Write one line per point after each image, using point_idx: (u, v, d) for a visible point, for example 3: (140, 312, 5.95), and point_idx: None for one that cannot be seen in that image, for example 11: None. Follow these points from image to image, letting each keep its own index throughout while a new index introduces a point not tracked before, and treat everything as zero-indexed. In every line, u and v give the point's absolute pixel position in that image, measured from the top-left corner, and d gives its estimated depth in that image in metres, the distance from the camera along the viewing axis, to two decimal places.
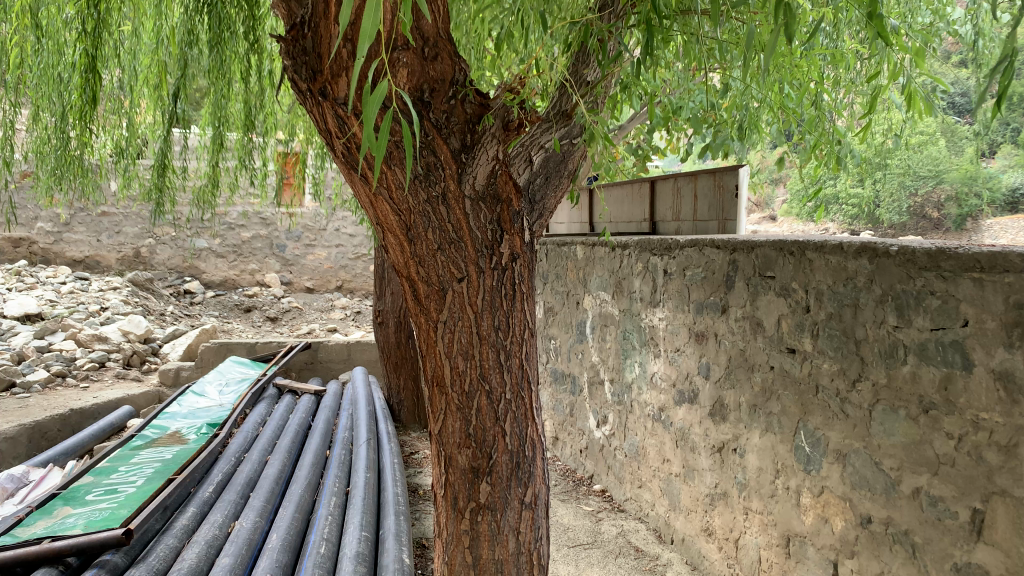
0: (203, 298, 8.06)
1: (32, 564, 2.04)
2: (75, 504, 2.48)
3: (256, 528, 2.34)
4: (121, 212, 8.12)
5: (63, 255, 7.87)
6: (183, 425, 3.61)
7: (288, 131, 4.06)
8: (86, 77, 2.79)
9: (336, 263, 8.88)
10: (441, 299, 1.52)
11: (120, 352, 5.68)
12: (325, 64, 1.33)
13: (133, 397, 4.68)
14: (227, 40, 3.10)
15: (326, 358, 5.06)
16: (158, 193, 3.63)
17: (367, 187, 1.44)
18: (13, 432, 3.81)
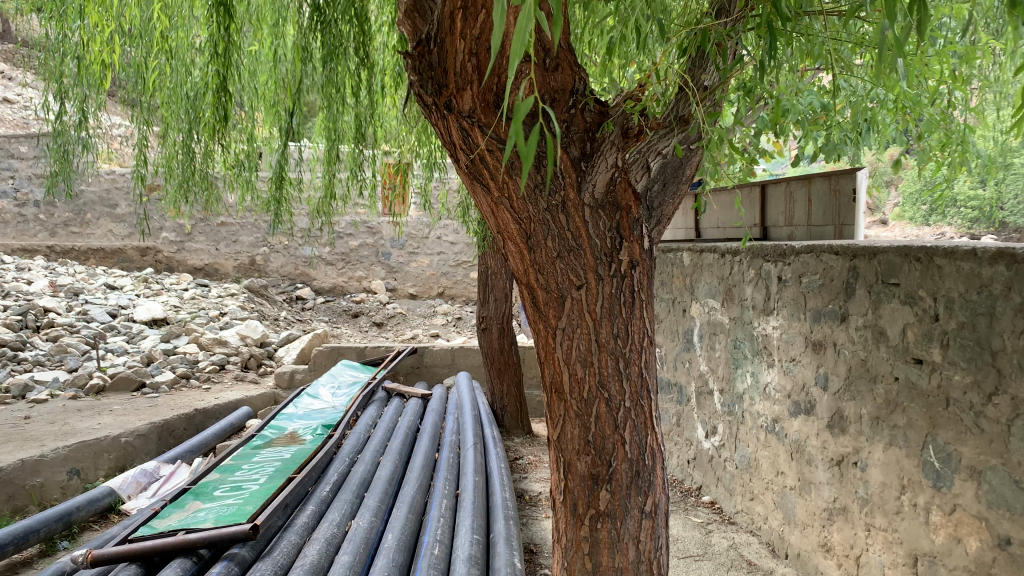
0: (313, 304, 8.39)
1: (169, 554, 2.16)
2: (205, 499, 2.62)
3: (372, 528, 2.41)
4: (238, 222, 8.65)
5: (185, 263, 8.62)
6: (299, 426, 3.76)
7: (395, 143, 4.21)
8: (218, 96, 2.99)
9: (438, 270, 8.85)
10: (559, 306, 1.53)
11: (239, 355, 5.94)
12: (450, 79, 1.38)
13: (250, 398, 4.94)
14: (340, 56, 3.24)
15: (431, 363, 5.16)
16: (277, 204, 3.82)
17: (489, 197, 1.48)
18: (146, 429, 4.05)
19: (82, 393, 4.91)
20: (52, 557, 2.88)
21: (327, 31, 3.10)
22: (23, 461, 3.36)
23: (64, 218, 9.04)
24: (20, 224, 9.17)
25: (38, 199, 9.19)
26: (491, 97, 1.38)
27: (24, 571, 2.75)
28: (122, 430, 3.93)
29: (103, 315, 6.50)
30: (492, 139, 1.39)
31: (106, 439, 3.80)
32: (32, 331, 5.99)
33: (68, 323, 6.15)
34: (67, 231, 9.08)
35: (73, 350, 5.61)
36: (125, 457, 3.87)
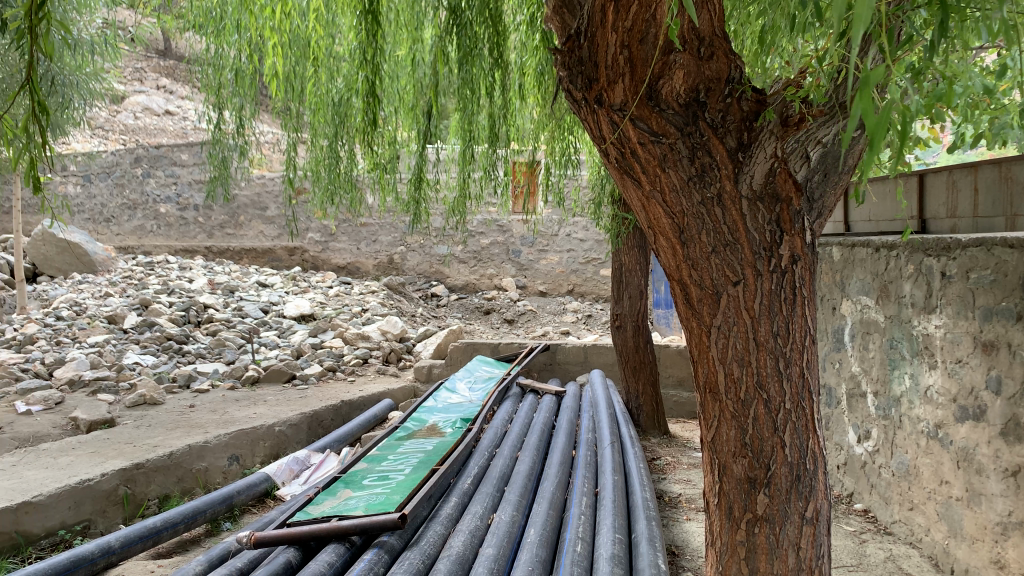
0: (447, 301, 8.57)
1: (324, 539, 2.26)
2: (355, 487, 2.72)
3: (514, 522, 2.44)
4: (376, 223, 9.02)
5: (329, 262, 9.12)
6: (439, 419, 3.84)
7: (527, 142, 4.23)
8: (368, 101, 3.16)
9: (568, 267, 8.74)
10: (715, 303, 1.50)
11: (380, 350, 6.14)
12: (602, 73, 1.43)
13: (392, 392, 5.12)
14: (476, 57, 3.29)
15: (565, 360, 5.15)
16: (416, 204, 3.93)
17: (640, 191, 1.50)
18: (297, 419, 4.27)
19: (239, 384, 5.24)
20: (217, 537, 3.09)
21: (463, 33, 3.19)
22: (190, 446, 3.61)
23: (220, 220, 9.76)
24: (183, 227, 10.05)
25: (197, 204, 9.96)
26: (644, 90, 1.41)
27: (193, 549, 2.97)
28: (276, 419, 4.17)
29: (256, 311, 6.92)
30: (645, 132, 1.42)
31: (262, 428, 4.04)
32: (195, 326, 6.51)
33: (226, 318, 6.60)
34: (223, 233, 9.80)
35: (230, 344, 6.01)
36: (279, 445, 4.10)
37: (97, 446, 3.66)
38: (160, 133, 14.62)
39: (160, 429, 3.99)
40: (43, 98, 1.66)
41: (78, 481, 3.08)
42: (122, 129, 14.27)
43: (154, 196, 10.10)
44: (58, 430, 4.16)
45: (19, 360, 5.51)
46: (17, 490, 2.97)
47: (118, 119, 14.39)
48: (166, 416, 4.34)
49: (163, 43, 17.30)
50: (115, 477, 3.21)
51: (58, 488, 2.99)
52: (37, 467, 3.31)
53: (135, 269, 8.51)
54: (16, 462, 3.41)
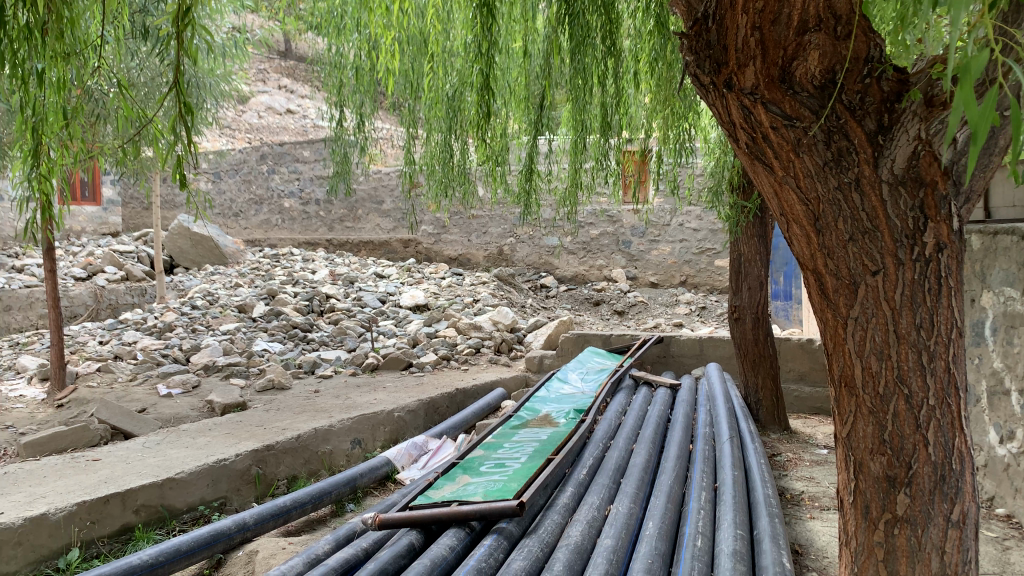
0: (557, 292, 8.57)
1: (445, 523, 2.32)
2: (472, 473, 2.77)
3: (632, 514, 2.42)
4: (487, 215, 9.15)
5: (442, 253, 9.42)
6: (552, 409, 3.86)
7: (639, 130, 4.17)
8: (483, 94, 3.21)
9: (680, 258, 8.40)
10: (852, 293, 1.47)
11: (491, 340, 6.17)
12: (733, 57, 1.44)
13: (504, 381, 5.17)
14: (588, 45, 3.28)
15: (679, 353, 5.06)
16: (527, 195, 3.96)
17: (773, 177, 1.50)
18: (415, 405, 4.39)
19: (360, 370, 5.43)
20: (341, 517, 3.22)
21: (576, 23, 3.17)
22: (316, 429, 3.78)
23: (340, 214, 10.16)
24: (305, 220, 10.51)
25: (318, 198, 10.38)
26: (776, 73, 1.40)
27: (320, 528, 3.11)
28: (395, 405, 4.29)
29: (373, 301, 7.15)
30: (778, 116, 1.41)
31: (382, 413, 4.17)
32: (317, 315, 6.81)
33: (346, 308, 6.86)
34: (342, 226, 10.18)
35: (350, 332, 6.24)
36: (398, 431, 4.23)
37: (231, 427, 3.89)
38: (281, 131, 15.31)
39: (287, 413, 4.19)
40: (187, 98, 1.78)
41: (215, 460, 3.27)
42: (247, 129, 15.04)
43: (278, 191, 10.62)
44: (196, 412, 4.45)
45: (161, 347, 5.92)
46: (162, 467, 3.19)
47: (244, 118, 15.15)
48: (293, 400, 4.56)
49: (284, 45, 18.09)
50: (248, 457, 3.40)
51: (197, 466, 3.19)
52: (178, 446, 3.55)
53: (262, 261, 8.97)
54: (160, 441, 3.66)
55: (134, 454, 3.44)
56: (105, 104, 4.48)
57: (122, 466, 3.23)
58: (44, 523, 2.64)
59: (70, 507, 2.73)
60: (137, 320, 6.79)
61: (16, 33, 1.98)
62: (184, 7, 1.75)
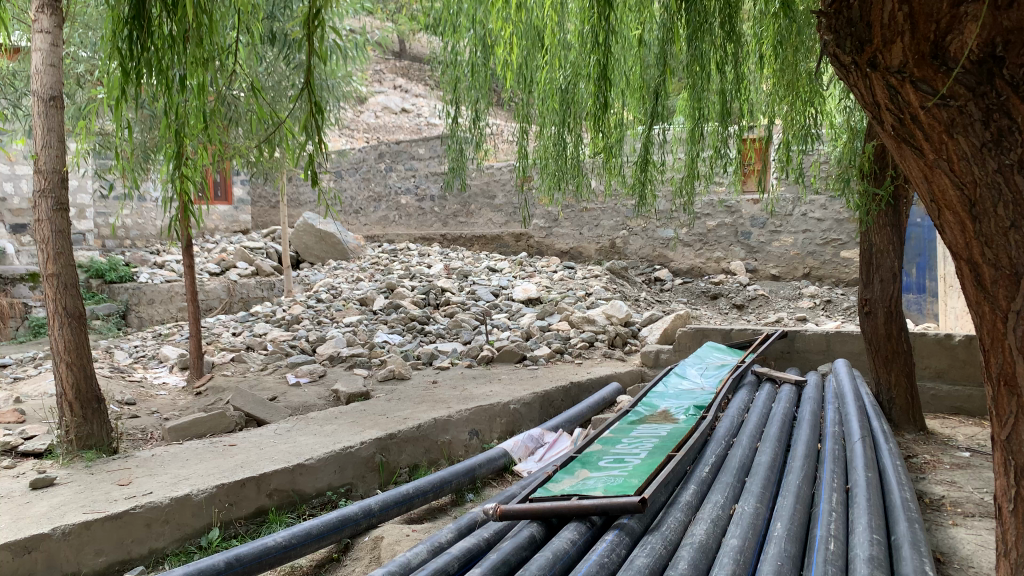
0: (672, 285, 8.41)
1: (565, 516, 2.32)
2: (592, 468, 2.75)
3: (758, 514, 2.33)
4: (600, 207, 9.11)
5: (554, 247, 9.46)
6: (671, 405, 3.78)
7: (758, 116, 4.01)
8: (600, 84, 3.16)
9: (803, 250, 8.02)
10: (1013, 285, 1.38)
11: (605, 334, 6.09)
12: (877, 34, 1.36)
13: (620, 375, 5.11)
14: (704, 31, 3.17)
15: (804, 348, 4.85)
16: (642, 187, 3.90)
17: (922, 161, 1.42)
18: (530, 398, 4.40)
19: (475, 362, 5.51)
20: (462, 506, 3.27)
21: (693, 8, 3.08)
22: (435, 420, 3.85)
23: (454, 210, 10.36)
24: (420, 216, 10.80)
25: (433, 194, 10.62)
26: (926, 48, 1.31)
27: (441, 516, 3.17)
28: (511, 397, 4.32)
29: (487, 294, 7.23)
30: (928, 96, 1.33)
31: (499, 405, 4.21)
32: (433, 309, 6.95)
33: (461, 302, 6.97)
34: (456, 221, 10.39)
35: (466, 325, 6.33)
36: (514, 422, 4.26)
37: (355, 416, 4.02)
38: (397, 130, 15.76)
39: (408, 403, 4.30)
40: (318, 98, 1.84)
41: (341, 447, 3.39)
42: (365, 129, 15.56)
43: (396, 188, 10.95)
44: (322, 401, 4.64)
45: (288, 338, 6.21)
46: (293, 453, 3.34)
47: (362, 118, 15.66)
48: (413, 391, 4.67)
49: (400, 44, 18.50)
50: (372, 445, 3.51)
51: (325, 453, 3.32)
52: (307, 433, 3.70)
53: (380, 256, 9.25)
54: (290, 428, 3.84)
55: (267, 439, 3.61)
56: (237, 108, 4.72)
57: (256, 451, 3.40)
58: (188, 503, 2.82)
59: (211, 489, 2.90)
60: (266, 312, 7.14)
61: (160, 40, 2.10)
62: (314, 9, 1.81)
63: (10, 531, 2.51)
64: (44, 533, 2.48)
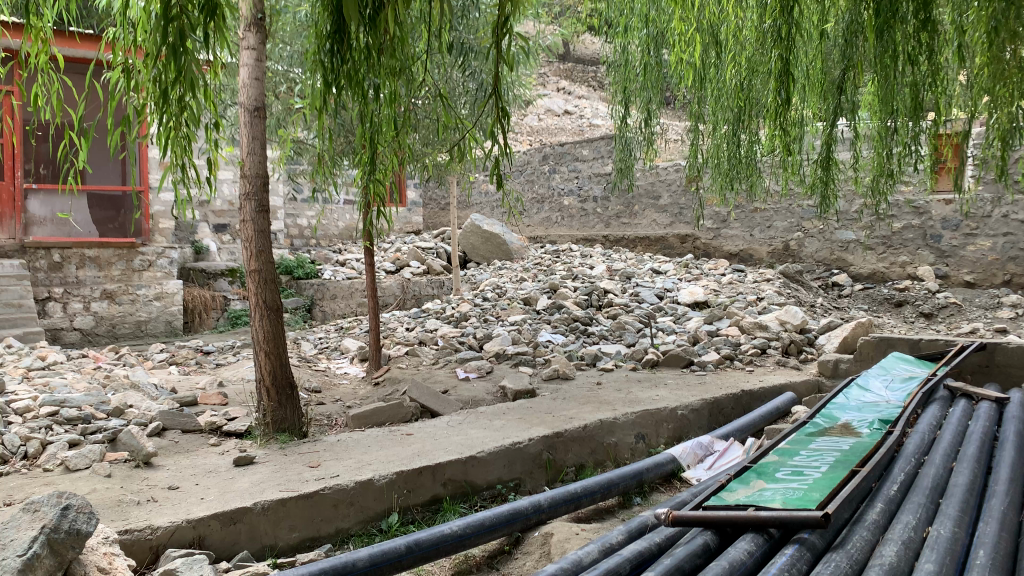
0: (851, 291, 7.93)
1: (741, 526, 2.25)
2: (768, 479, 2.66)
3: (957, 539, 2.16)
4: (772, 208, 8.76)
5: (722, 249, 9.22)
6: (852, 418, 3.58)
7: (955, 109, 3.70)
8: (781, 80, 3.04)
9: (1004, 254, 7.30)
10: None
11: (779, 340, 5.82)
12: None
13: (794, 384, 4.88)
14: (898, 21, 2.97)
15: (1006, 363, 4.42)
16: (824, 188, 3.72)
17: None
18: (699, 404, 4.30)
19: (640, 365, 5.46)
20: (629, 510, 3.26)
21: None
22: (602, 421, 3.86)
23: (618, 210, 10.38)
24: (584, 217, 10.88)
25: (597, 195, 10.69)
26: None
27: (608, 518, 3.18)
28: (679, 403, 4.25)
29: (652, 296, 7.16)
30: None
31: (666, 410, 4.15)
32: (597, 310, 6.96)
33: (625, 303, 6.94)
34: (619, 222, 10.40)
35: (630, 327, 6.28)
36: (682, 428, 4.18)
37: (523, 413, 4.10)
38: (560, 131, 15.93)
39: (574, 403, 4.33)
40: (505, 102, 1.90)
41: (511, 442, 3.47)
42: (529, 131, 15.84)
43: (559, 189, 11.21)
44: (490, 396, 4.77)
45: (457, 335, 6.43)
46: (465, 445, 3.46)
47: (526, 121, 15.96)
48: (578, 391, 4.70)
49: (566, 46, 18.62)
50: (540, 443, 3.57)
51: (496, 447, 3.41)
52: (478, 426, 3.82)
53: (544, 256, 9.38)
54: (462, 421, 3.97)
55: (441, 431, 3.76)
56: (422, 115, 4.95)
57: (432, 442, 3.55)
58: (370, 488, 2.99)
59: (391, 475, 3.06)
60: (436, 309, 7.44)
61: (357, 53, 2.23)
62: (504, 15, 1.86)
63: (218, 502, 2.77)
64: (247, 507, 2.72)
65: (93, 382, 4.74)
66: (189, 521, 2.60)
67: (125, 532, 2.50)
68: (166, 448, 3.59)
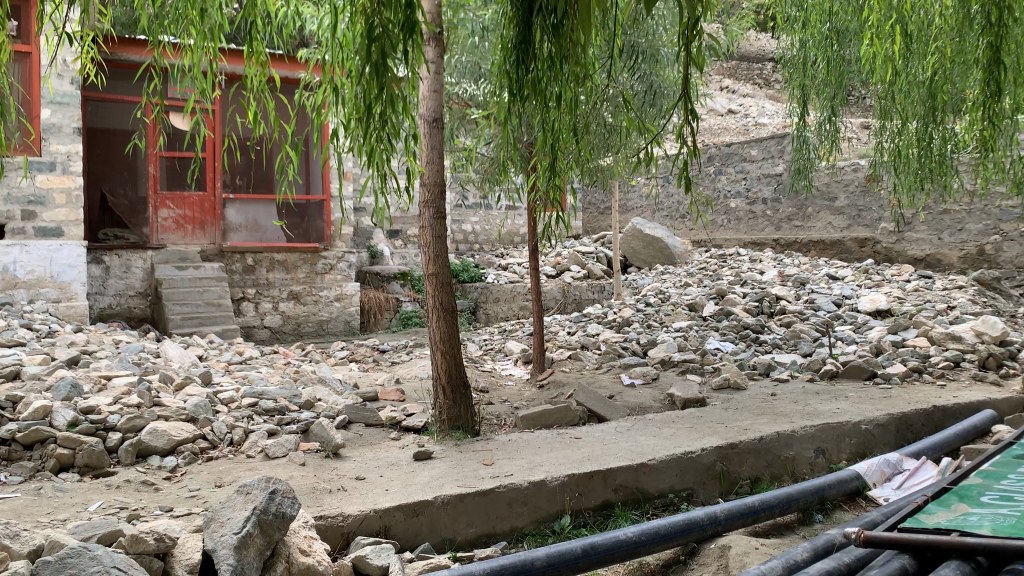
0: None
1: (944, 551, 2.10)
2: (972, 503, 2.46)
3: None
4: (965, 209, 8.06)
5: (906, 254, 8.59)
6: None
7: None
8: (990, 70, 2.78)
9: None
10: None
11: (975, 352, 5.34)
12: None
13: (994, 401, 4.46)
14: None
15: None
16: None
17: None
18: (885, 419, 4.04)
19: (817, 376, 5.21)
20: (811, 528, 3.11)
21: None
22: (779, 433, 3.71)
23: (789, 213, 9.98)
24: (752, 220, 10.54)
25: (766, 197, 10.31)
26: None
27: (788, 535, 3.05)
28: (862, 417, 4.00)
29: (828, 304, 6.81)
30: None
31: (848, 424, 3.92)
32: (768, 317, 6.71)
33: (798, 311, 6.64)
34: (790, 225, 9.99)
35: (805, 336, 6.00)
36: (866, 444, 3.94)
37: (694, 422, 4.02)
38: (723, 132, 15.47)
39: (747, 413, 4.20)
40: (693, 104, 1.87)
41: (683, 451, 3.42)
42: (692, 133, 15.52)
43: (726, 192, 10.90)
44: (658, 403, 4.72)
45: (621, 340, 6.40)
46: (636, 451, 3.43)
47: None
48: (751, 401, 4.54)
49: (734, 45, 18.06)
50: (713, 453, 3.49)
51: (667, 455, 3.37)
52: (647, 434, 3.79)
53: (710, 261, 9.16)
54: (630, 427, 3.95)
55: (610, 436, 3.76)
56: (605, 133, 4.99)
57: (602, 446, 3.56)
58: (544, 489, 3.04)
59: (564, 477, 3.09)
60: (598, 314, 7.45)
61: (542, 63, 2.29)
62: (694, 16, 1.84)
63: (402, 494, 2.91)
64: (428, 500, 2.85)
65: (287, 376, 5.14)
66: (376, 511, 2.75)
67: (321, 517, 2.69)
68: (352, 440, 3.83)
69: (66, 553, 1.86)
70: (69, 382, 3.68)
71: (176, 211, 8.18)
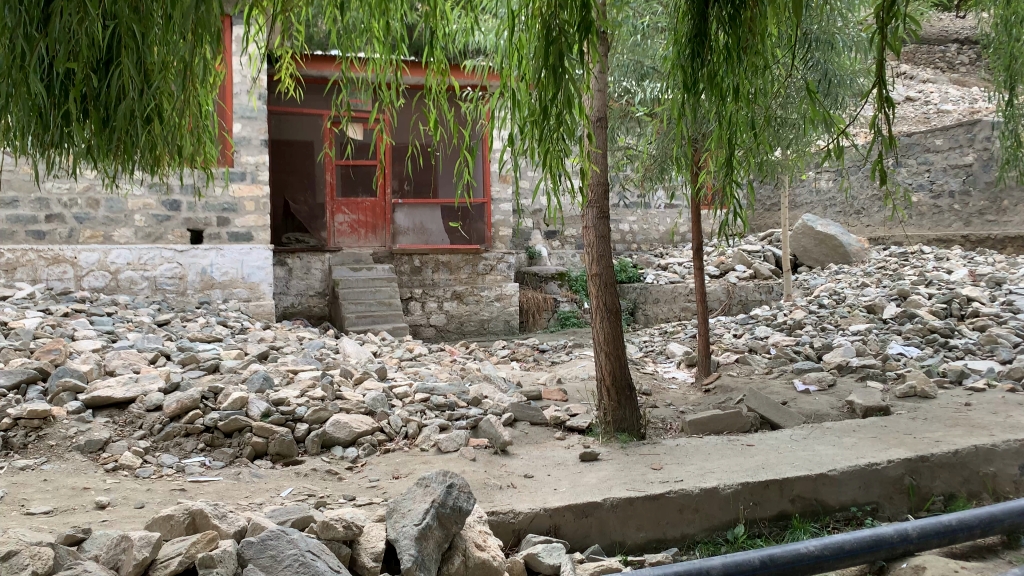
0: None
1: None
2: None
3: None
4: None
5: None
6: None
7: None
8: None
9: None
10: None
11: None
12: None
13: None
14: None
15: None
16: None
17: None
18: None
19: (1018, 386, 4.73)
20: (1017, 553, 2.83)
21: None
22: (977, 447, 3.41)
23: (980, 206, 9.21)
24: (937, 215, 9.76)
25: (953, 189, 9.52)
26: None
27: (991, 559, 2.79)
28: None
29: None
30: None
31: None
32: (957, 320, 6.18)
33: (994, 313, 6.06)
34: (982, 220, 9.18)
35: (1003, 341, 5.47)
36: None
37: (877, 432, 3.77)
38: (903, 121, 14.46)
39: (938, 424, 3.88)
40: (888, 89, 1.73)
41: (867, 463, 3.21)
42: None
43: (906, 185, 10.14)
44: (836, 411, 4.46)
45: (791, 343, 6.11)
46: (814, 461, 3.27)
47: None
48: (942, 411, 4.19)
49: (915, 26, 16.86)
50: (902, 466, 3.25)
51: (849, 466, 3.18)
52: (826, 443, 3.59)
53: (889, 259, 8.57)
54: (807, 436, 3.76)
55: (785, 444, 3.60)
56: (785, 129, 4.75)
57: (777, 454, 3.41)
58: (716, 496, 2.95)
59: (737, 485, 2.99)
60: (767, 316, 7.16)
61: (718, 55, 2.21)
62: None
63: (572, 494, 2.92)
64: (598, 501, 2.84)
65: (454, 373, 5.31)
66: (546, 510, 2.77)
67: (493, 513, 2.75)
68: (519, 438, 3.89)
69: (267, 535, 2.00)
70: (262, 375, 3.98)
71: (350, 216, 8.69)
